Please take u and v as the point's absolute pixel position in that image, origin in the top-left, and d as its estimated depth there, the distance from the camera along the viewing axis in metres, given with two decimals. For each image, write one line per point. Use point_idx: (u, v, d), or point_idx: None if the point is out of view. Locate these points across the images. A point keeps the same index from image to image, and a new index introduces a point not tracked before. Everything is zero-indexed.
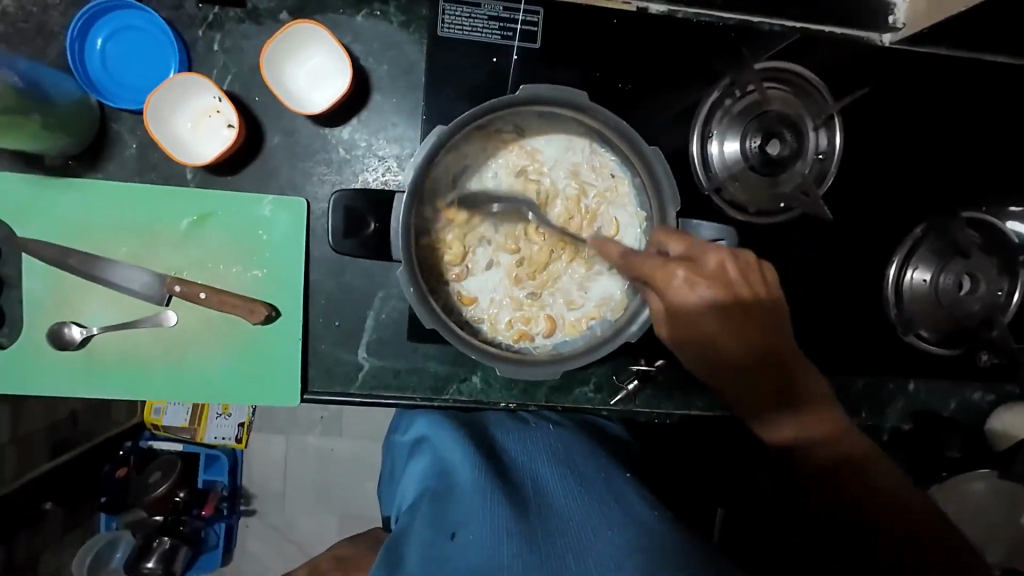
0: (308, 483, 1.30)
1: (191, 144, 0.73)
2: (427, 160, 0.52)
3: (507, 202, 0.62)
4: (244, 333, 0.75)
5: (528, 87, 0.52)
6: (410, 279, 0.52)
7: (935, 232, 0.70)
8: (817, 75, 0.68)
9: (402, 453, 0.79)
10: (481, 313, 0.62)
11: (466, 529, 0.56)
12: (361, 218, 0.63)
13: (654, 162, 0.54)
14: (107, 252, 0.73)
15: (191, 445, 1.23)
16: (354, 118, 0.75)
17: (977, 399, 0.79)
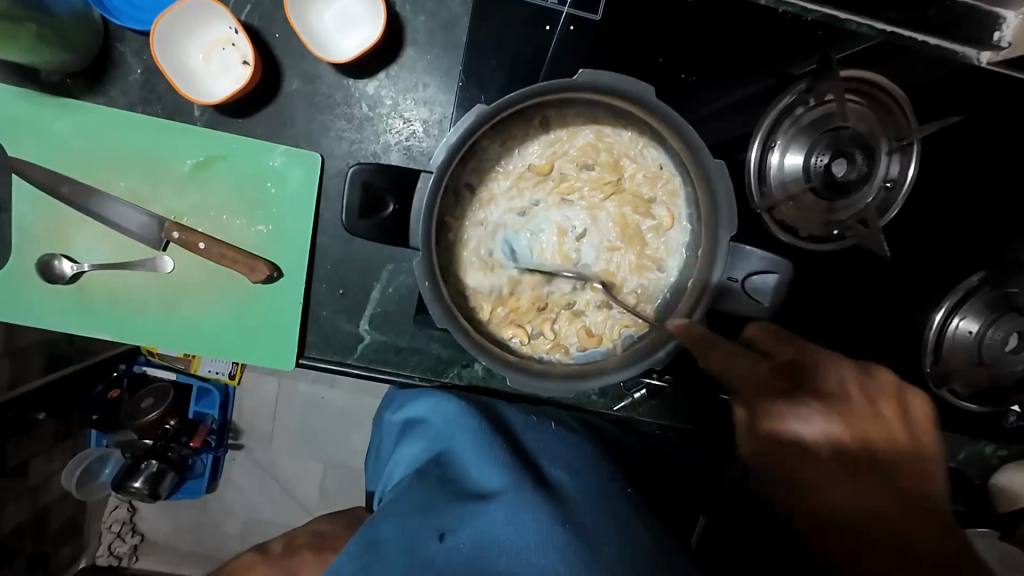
0: (296, 428, 1.30)
1: (200, 77, 0.67)
2: (462, 140, 0.46)
3: (536, 197, 0.58)
4: (243, 289, 0.71)
5: (587, 72, 0.46)
6: (426, 270, 0.48)
7: (992, 283, 0.64)
8: (904, 92, 0.60)
9: (392, 430, 0.76)
10: (493, 307, 0.57)
11: (451, 532, 0.55)
12: (379, 197, 0.57)
13: (715, 176, 0.48)
14: (105, 185, 0.68)
15: (185, 375, 1.21)
16: (382, 71, 0.68)
17: (987, 451, 0.73)
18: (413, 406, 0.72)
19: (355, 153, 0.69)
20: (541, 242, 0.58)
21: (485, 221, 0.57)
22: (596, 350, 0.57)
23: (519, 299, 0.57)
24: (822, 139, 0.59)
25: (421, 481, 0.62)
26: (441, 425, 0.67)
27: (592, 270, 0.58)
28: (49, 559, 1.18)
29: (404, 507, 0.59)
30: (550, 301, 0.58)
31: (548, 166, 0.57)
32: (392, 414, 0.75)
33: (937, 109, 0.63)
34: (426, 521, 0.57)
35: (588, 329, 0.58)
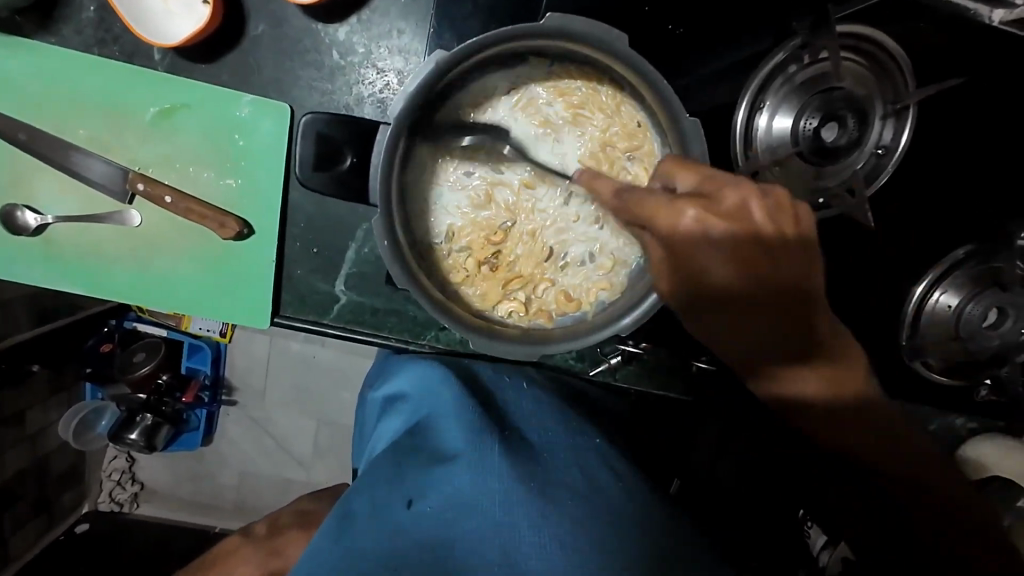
0: (286, 383, 1.32)
1: (159, 18, 0.62)
2: (425, 91, 0.43)
3: (500, 153, 0.55)
4: (215, 246, 0.70)
5: (560, 17, 0.42)
6: (385, 229, 0.45)
7: (977, 258, 0.62)
8: (905, 52, 0.57)
9: (375, 410, 0.78)
10: (472, 270, 0.55)
11: (420, 501, 0.56)
12: (338, 151, 0.54)
13: (692, 138, 0.46)
14: (63, 131, 0.65)
15: (175, 332, 1.20)
16: (353, 15, 0.64)
17: (958, 425, 0.72)
18: (393, 382, 0.74)
19: (326, 105, 0.66)
20: (517, 201, 0.56)
21: (453, 181, 0.55)
22: (574, 315, 0.55)
23: (499, 258, 0.56)
24: (814, 100, 0.56)
25: (396, 451, 0.63)
26: (416, 393, 0.69)
27: (561, 230, 0.56)
28: (53, 504, 1.22)
29: (376, 477, 0.61)
30: (535, 262, 0.56)
31: (524, 119, 0.54)
32: (378, 389, 0.77)
33: (939, 71, 0.60)
34: (397, 490, 0.58)
35: (566, 293, 0.56)
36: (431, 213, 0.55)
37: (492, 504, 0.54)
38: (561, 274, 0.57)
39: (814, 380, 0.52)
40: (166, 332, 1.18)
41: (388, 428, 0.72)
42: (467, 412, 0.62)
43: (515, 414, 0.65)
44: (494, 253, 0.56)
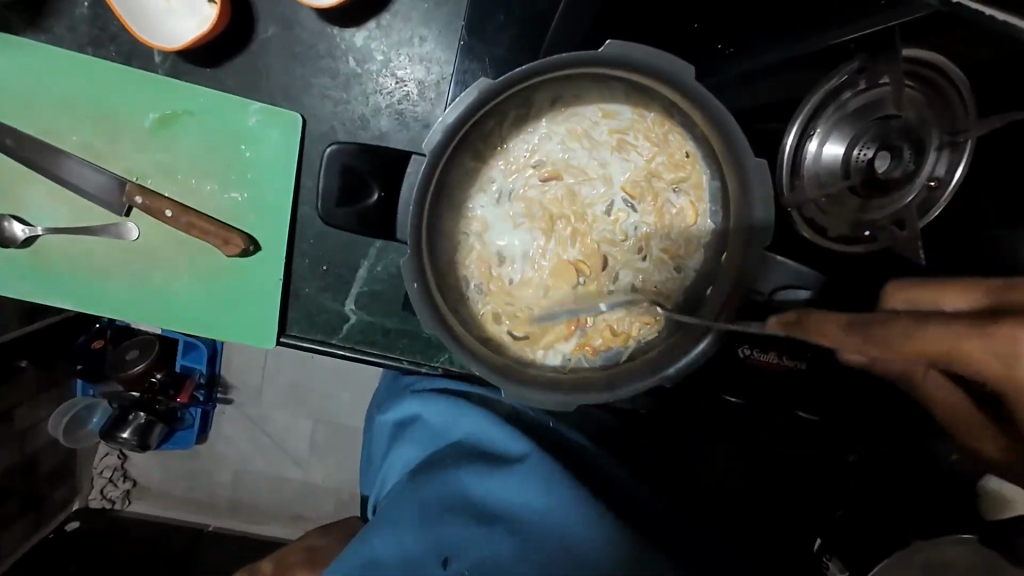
0: (285, 384, 1.29)
1: (161, 17, 0.57)
2: (464, 119, 0.39)
3: (533, 176, 0.51)
4: (218, 261, 0.66)
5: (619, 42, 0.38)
6: (416, 269, 0.41)
7: None
8: (965, 79, 0.53)
9: (386, 431, 0.77)
10: (518, 304, 0.52)
11: (457, 554, 0.56)
12: (362, 182, 0.50)
13: (753, 175, 0.42)
14: (52, 137, 0.60)
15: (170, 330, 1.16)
16: (372, 20, 0.59)
17: None
18: (407, 409, 0.73)
19: (341, 115, 0.61)
20: (550, 230, 0.52)
21: (482, 208, 0.51)
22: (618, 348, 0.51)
23: (534, 291, 0.52)
24: (869, 129, 0.52)
25: (419, 491, 0.62)
26: (445, 429, 0.69)
27: (595, 259, 0.52)
28: (42, 502, 1.19)
29: (402, 522, 0.60)
30: (579, 296, 0.52)
31: (560, 143, 0.51)
32: (386, 412, 0.76)
33: (998, 98, 0.56)
34: (427, 544, 0.58)
35: (610, 326, 0.51)
36: (460, 241, 0.51)
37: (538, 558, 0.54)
38: (607, 307, 0.52)
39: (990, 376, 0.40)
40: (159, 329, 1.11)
41: (403, 455, 0.71)
42: (503, 454, 0.63)
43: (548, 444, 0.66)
44: (530, 286, 0.52)
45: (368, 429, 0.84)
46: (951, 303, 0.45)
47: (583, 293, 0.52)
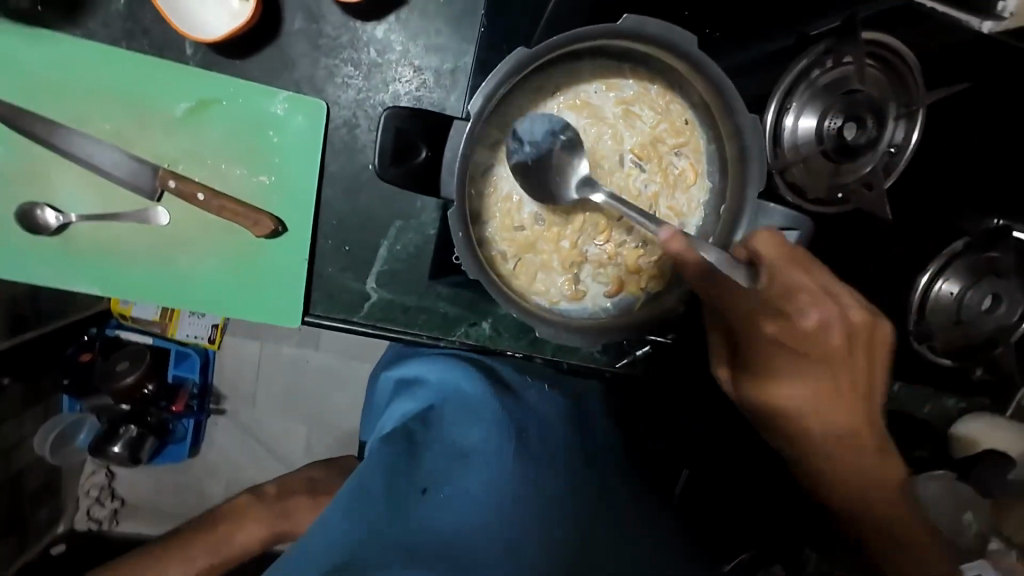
0: (279, 386, 1.28)
1: (194, 12, 0.61)
2: (499, 86, 0.44)
3: (574, 132, 0.54)
4: (246, 243, 0.69)
5: (635, 16, 0.44)
6: (462, 219, 0.46)
7: (974, 250, 0.69)
8: (916, 58, 0.61)
9: (387, 387, 0.80)
10: (540, 258, 0.57)
11: (431, 495, 0.62)
12: (412, 143, 0.54)
13: (748, 135, 0.49)
14: (87, 126, 0.62)
15: (161, 339, 1.19)
16: (391, 14, 0.64)
17: (949, 405, 0.83)
18: (411, 368, 0.75)
19: (363, 103, 0.66)
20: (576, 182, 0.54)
21: (509, 165, 0.54)
22: (621, 299, 0.58)
23: (553, 243, 0.56)
24: (837, 102, 0.60)
25: (409, 438, 0.67)
26: (437, 389, 0.71)
27: (607, 217, 0.56)
28: (26, 522, 1.15)
29: (390, 461, 0.64)
30: (594, 252, 0.58)
31: (576, 113, 0.55)
32: (391, 370, 0.79)
33: (946, 76, 0.65)
34: (409, 480, 0.63)
35: (619, 279, 0.58)
36: (491, 197, 0.55)
37: (503, 507, 0.61)
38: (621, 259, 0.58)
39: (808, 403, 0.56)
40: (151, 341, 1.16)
41: (399, 408, 0.74)
42: (491, 415, 0.68)
43: (529, 411, 0.71)
44: (552, 242, 0.56)
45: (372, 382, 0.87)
46: (767, 247, 0.49)
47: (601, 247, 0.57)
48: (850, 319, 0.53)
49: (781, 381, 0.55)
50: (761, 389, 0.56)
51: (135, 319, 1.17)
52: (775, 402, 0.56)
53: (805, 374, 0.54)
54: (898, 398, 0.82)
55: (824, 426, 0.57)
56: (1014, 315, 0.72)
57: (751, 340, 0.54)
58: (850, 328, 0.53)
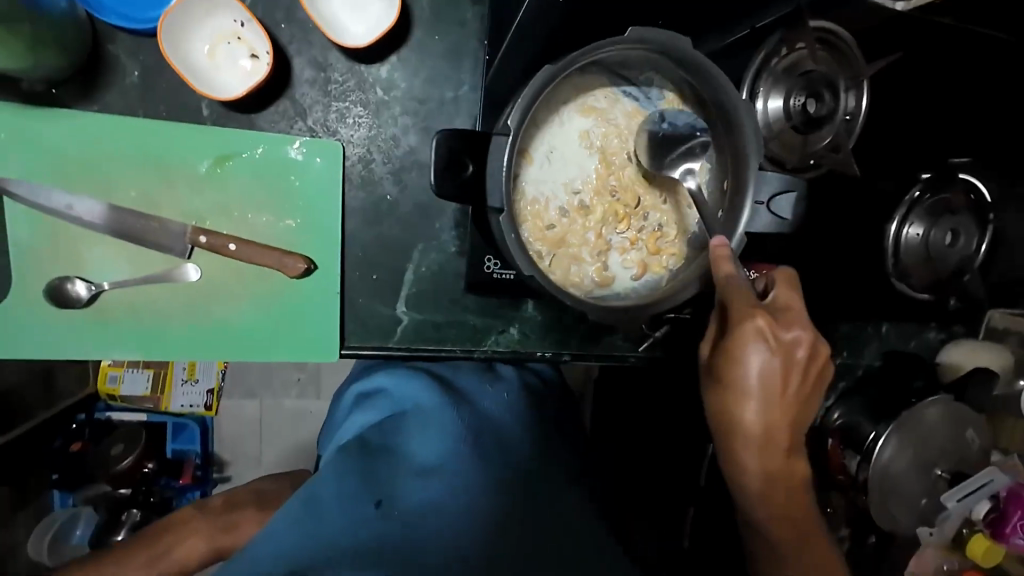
0: (286, 438, 1.39)
1: (209, 74, 0.64)
2: (533, 96, 0.50)
3: (594, 133, 0.62)
4: (277, 286, 0.70)
5: (638, 28, 0.52)
6: (512, 223, 0.52)
7: (932, 193, 0.79)
8: (853, 38, 0.72)
9: (351, 400, 0.85)
10: (575, 251, 0.63)
11: (388, 504, 0.63)
12: (460, 159, 0.55)
13: (744, 115, 0.55)
14: (113, 195, 0.64)
15: (155, 414, 1.34)
16: (393, 54, 0.69)
17: (930, 337, 0.91)
18: (371, 379, 0.82)
19: (374, 138, 0.70)
20: (591, 180, 0.63)
21: (539, 171, 0.61)
22: (647, 279, 0.65)
23: (581, 234, 0.63)
24: (797, 83, 0.69)
25: (367, 445, 0.70)
26: (404, 402, 0.76)
27: (625, 207, 0.64)
28: None
29: (346, 469, 0.67)
30: (619, 239, 0.65)
31: (587, 119, 0.62)
32: (354, 383, 0.85)
33: (877, 52, 0.75)
34: (367, 488, 0.64)
35: (642, 262, 0.65)
36: (526, 199, 0.61)
37: (466, 515, 0.63)
38: (642, 242, 0.65)
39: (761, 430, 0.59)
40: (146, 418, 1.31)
41: (358, 419, 0.79)
42: (449, 419, 0.72)
43: (485, 412, 0.77)
44: (582, 235, 0.64)
45: (339, 395, 0.92)
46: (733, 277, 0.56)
47: (624, 234, 0.65)
48: (818, 358, 0.58)
49: (738, 399, 0.58)
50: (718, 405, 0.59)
51: (125, 397, 1.32)
52: (728, 423, 0.59)
53: (761, 399, 0.57)
54: (889, 339, 0.90)
55: (753, 488, 0.63)
56: (973, 245, 0.82)
57: (723, 353, 0.57)
58: (808, 366, 0.58)
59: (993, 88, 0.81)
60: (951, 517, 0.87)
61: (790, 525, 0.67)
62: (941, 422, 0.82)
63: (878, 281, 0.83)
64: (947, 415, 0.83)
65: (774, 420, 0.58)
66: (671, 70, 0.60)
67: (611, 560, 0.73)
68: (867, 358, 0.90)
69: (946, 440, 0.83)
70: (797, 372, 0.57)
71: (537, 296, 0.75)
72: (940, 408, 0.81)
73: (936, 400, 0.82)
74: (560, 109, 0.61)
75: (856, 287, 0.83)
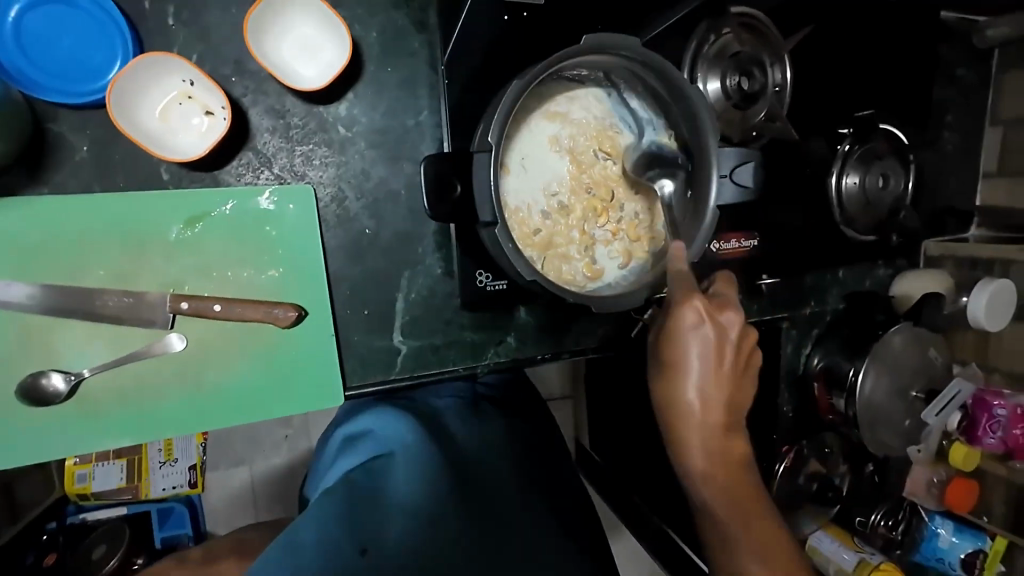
0: (286, 499, 1.33)
1: (163, 138, 0.63)
2: (504, 116, 0.59)
3: (568, 137, 0.67)
4: (269, 339, 0.68)
5: (591, 37, 0.58)
6: (507, 234, 0.59)
7: (860, 143, 0.88)
8: (766, 16, 0.80)
9: (335, 445, 0.86)
10: (567, 251, 0.68)
11: (375, 546, 0.65)
12: (449, 181, 0.63)
13: (698, 104, 0.64)
14: (81, 277, 0.62)
15: (135, 504, 1.25)
16: (349, 91, 0.69)
17: (882, 274, 1.00)
18: (359, 422, 0.84)
19: (343, 176, 0.70)
20: (569, 182, 0.67)
21: (520, 181, 0.65)
22: (634, 267, 0.71)
23: (569, 234, 0.68)
24: (730, 65, 0.76)
25: (352, 484, 0.71)
26: (391, 440, 0.79)
27: (603, 203, 0.69)
28: None
29: (329, 511, 0.67)
30: (605, 233, 0.70)
31: (556, 125, 0.67)
32: (340, 428, 0.86)
33: (792, 26, 0.83)
34: (350, 536, 0.65)
35: (627, 252, 0.71)
36: (512, 208, 0.65)
37: (448, 557, 0.67)
38: (623, 233, 0.70)
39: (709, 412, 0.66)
40: (126, 511, 1.24)
41: (343, 463, 0.80)
42: (435, 462, 0.76)
43: (467, 454, 0.84)
44: (569, 236, 0.68)
45: (323, 441, 0.92)
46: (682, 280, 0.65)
47: (607, 228, 0.70)
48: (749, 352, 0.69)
49: (685, 381, 0.65)
50: (669, 389, 0.66)
51: (98, 494, 1.22)
52: (675, 406, 0.67)
53: (707, 380, 0.65)
54: (848, 283, 0.98)
55: (705, 476, 0.68)
56: (902, 184, 0.92)
57: (671, 335, 0.65)
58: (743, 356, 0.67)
59: (900, 42, 0.90)
60: (932, 433, 0.95)
61: (746, 522, 0.68)
62: (906, 349, 0.90)
63: (829, 232, 0.91)
64: (913, 341, 0.91)
65: (714, 402, 0.66)
66: (623, 71, 0.66)
67: (590, 556, 0.82)
68: (831, 303, 0.97)
69: (915, 363, 0.91)
70: (734, 359, 0.66)
71: (529, 300, 0.75)
72: (903, 336, 0.90)
73: (898, 329, 0.90)
74: (530, 121, 0.65)
75: (811, 240, 0.90)
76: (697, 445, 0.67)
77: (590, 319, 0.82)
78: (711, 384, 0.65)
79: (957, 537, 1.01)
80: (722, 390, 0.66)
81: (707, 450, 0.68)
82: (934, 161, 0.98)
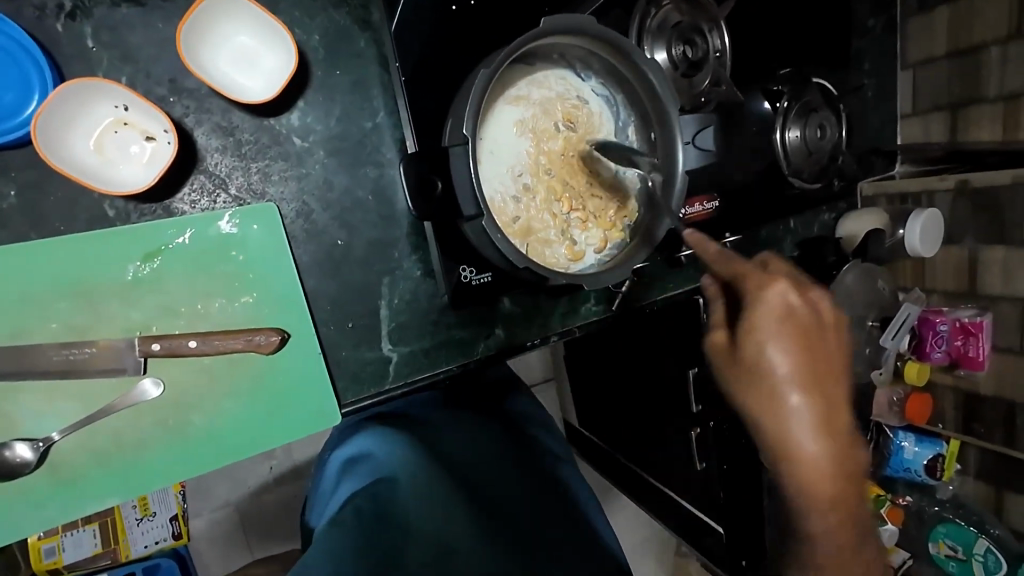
0: (282, 534, 1.27)
1: (102, 173, 0.59)
2: (474, 107, 0.59)
3: (530, 121, 0.68)
4: (252, 369, 0.65)
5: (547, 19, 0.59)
6: (493, 224, 0.61)
7: (796, 99, 0.93)
8: None
9: (334, 472, 0.81)
10: (546, 234, 0.69)
11: (395, 571, 0.58)
12: (427, 179, 0.64)
13: (653, 74, 0.66)
14: (35, 333, 0.58)
15: (116, 568, 1.15)
16: (299, 99, 0.66)
17: (828, 219, 1.07)
18: (359, 444, 0.80)
19: (306, 188, 0.67)
20: (538, 166, 0.68)
21: (491, 171, 0.66)
22: (611, 243, 0.72)
23: (546, 218, 0.69)
24: (673, 34, 0.80)
25: (360, 501, 0.65)
26: (392, 461, 0.73)
27: (574, 184, 0.70)
28: None
29: (342, 532, 0.61)
30: (580, 213, 0.71)
31: (520, 108, 0.67)
32: (337, 454, 0.82)
33: None
34: (363, 552, 0.58)
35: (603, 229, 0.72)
36: (489, 196, 0.66)
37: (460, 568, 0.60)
38: (597, 211, 0.72)
39: (817, 410, 0.55)
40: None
41: (343, 490, 0.74)
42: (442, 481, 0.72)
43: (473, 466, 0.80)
44: (546, 220, 0.69)
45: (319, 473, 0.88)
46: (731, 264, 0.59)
47: (581, 207, 0.71)
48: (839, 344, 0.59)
49: (778, 368, 0.54)
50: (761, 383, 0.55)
51: (71, 565, 1.12)
52: (774, 402, 0.55)
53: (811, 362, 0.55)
54: (802, 231, 1.04)
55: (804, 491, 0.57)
56: (836, 132, 0.99)
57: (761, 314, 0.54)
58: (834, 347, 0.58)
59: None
60: (890, 355, 1.02)
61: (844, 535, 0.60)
62: (857, 283, 0.98)
63: (781, 185, 0.96)
64: (864, 275, 0.98)
65: (823, 399, 0.55)
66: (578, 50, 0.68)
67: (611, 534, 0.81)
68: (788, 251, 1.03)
69: (867, 296, 0.99)
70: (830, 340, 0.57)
71: (514, 289, 0.75)
72: (854, 273, 0.98)
73: (849, 267, 0.98)
74: (494, 108, 0.66)
75: (767, 194, 0.95)
76: (811, 456, 0.55)
77: (574, 299, 0.82)
78: (812, 373, 0.55)
79: (919, 447, 1.08)
80: (826, 381, 0.56)
81: (811, 468, 0.56)
82: (859, 108, 1.05)
